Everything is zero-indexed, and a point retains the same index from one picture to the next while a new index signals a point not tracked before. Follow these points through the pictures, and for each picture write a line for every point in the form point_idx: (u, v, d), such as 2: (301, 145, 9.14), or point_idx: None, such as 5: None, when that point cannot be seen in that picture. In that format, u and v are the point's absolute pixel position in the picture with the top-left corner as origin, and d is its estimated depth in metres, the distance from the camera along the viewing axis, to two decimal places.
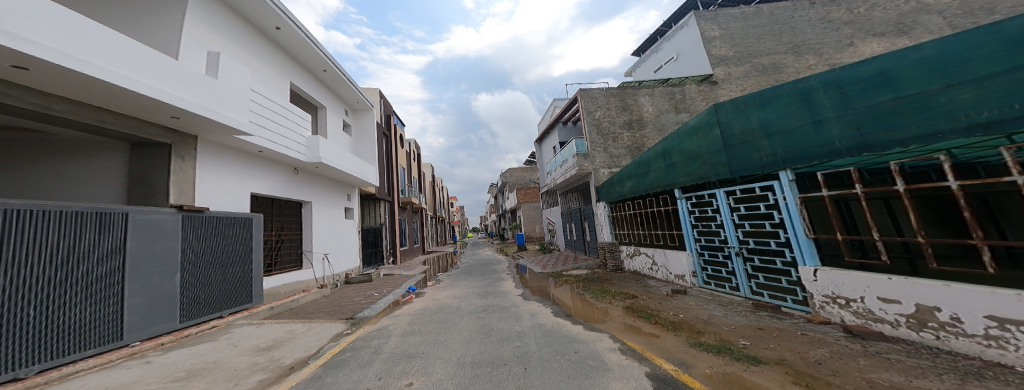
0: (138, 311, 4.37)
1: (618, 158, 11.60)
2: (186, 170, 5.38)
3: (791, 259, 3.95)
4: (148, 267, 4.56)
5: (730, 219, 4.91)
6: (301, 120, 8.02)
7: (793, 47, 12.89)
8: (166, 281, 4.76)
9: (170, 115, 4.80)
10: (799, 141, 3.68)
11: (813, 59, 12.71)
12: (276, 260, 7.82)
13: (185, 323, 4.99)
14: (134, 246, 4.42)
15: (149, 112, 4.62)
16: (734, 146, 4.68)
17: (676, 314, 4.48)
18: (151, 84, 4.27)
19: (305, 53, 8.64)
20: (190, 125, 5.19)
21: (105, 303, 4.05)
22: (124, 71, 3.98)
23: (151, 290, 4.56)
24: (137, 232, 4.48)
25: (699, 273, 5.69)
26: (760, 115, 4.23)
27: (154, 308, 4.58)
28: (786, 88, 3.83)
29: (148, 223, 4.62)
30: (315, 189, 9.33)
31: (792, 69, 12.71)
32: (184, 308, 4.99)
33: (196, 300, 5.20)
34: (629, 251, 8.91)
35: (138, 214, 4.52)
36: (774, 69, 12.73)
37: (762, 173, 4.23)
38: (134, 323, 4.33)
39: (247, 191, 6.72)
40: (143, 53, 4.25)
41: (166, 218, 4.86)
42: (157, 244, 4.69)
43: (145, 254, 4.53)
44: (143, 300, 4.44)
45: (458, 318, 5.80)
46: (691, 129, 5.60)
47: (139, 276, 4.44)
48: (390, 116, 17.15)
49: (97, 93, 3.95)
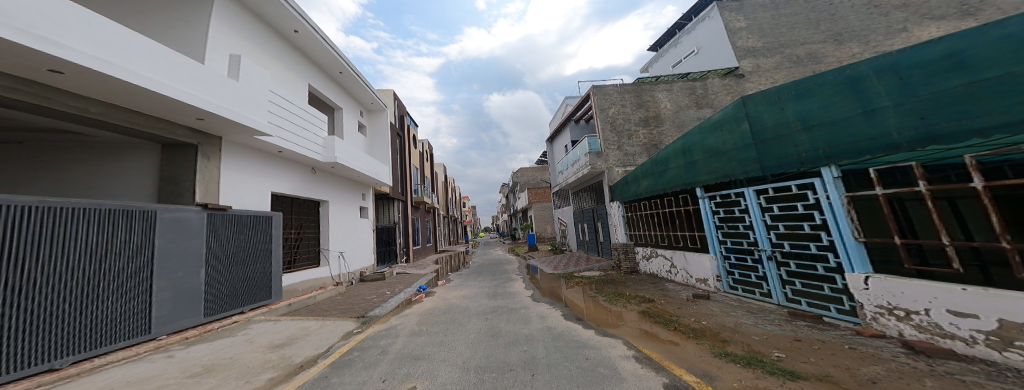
0: (164, 306, 4.38)
1: (633, 156, 11.20)
2: (211, 169, 5.43)
3: (836, 264, 3.56)
4: (174, 264, 4.57)
5: (762, 221, 4.54)
6: (319, 120, 8.07)
7: (833, 35, 12.07)
8: (192, 277, 4.76)
9: (196, 116, 4.82)
10: (847, 134, 3.31)
11: (858, 47, 11.82)
12: (295, 257, 7.90)
13: (210, 318, 5.00)
14: (161, 243, 4.42)
15: (176, 113, 4.64)
16: (766, 142, 4.32)
17: (698, 321, 4.15)
18: (175, 86, 4.25)
19: (322, 55, 8.70)
20: (212, 125, 5.18)
21: (133, 299, 4.05)
22: (150, 73, 3.98)
23: (177, 285, 4.56)
24: (164, 230, 4.49)
25: (724, 277, 5.33)
26: (797, 108, 3.87)
27: (180, 304, 4.58)
28: (828, 76, 3.47)
29: (175, 221, 4.64)
30: (332, 189, 9.41)
31: (831, 58, 11.88)
32: (209, 303, 5.00)
33: (220, 295, 5.22)
34: (646, 253, 8.54)
35: (164, 211, 4.53)
36: (810, 59, 11.98)
37: (800, 170, 3.86)
38: (162, 317, 4.35)
39: (268, 190, 6.79)
40: (169, 55, 4.25)
41: (192, 216, 4.88)
42: (183, 242, 4.69)
43: (171, 251, 4.54)
44: (170, 296, 4.46)
45: (465, 319, 5.62)
46: (717, 125, 5.24)
47: (166, 272, 4.45)
48: (403, 116, 17.28)
49: (124, 94, 3.96)
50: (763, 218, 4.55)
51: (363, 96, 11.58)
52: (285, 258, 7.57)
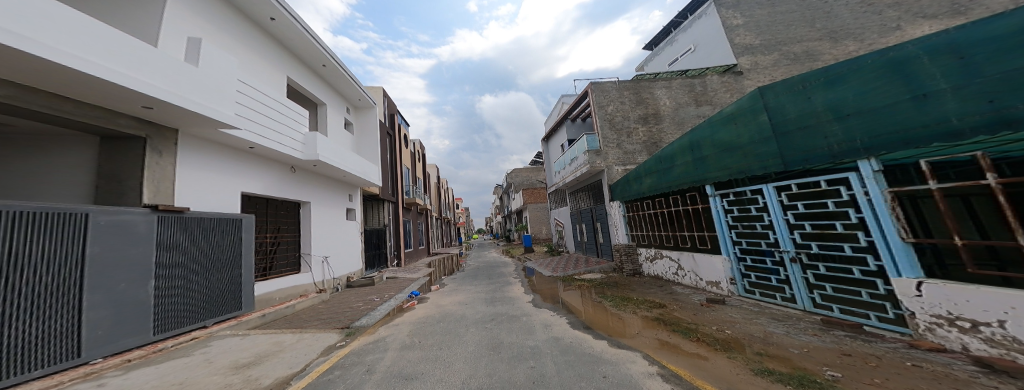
0: (101, 324, 3.80)
1: (632, 154, 10.90)
2: (164, 166, 4.83)
3: (877, 268, 3.25)
4: (113, 274, 3.99)
5: (784, 220, 4.22)
6: (298, 115, 7.52)
7: (829, 33, 12.01)
8: (137, 290, 4.19)
9: (143, 105, 4.26)
10: (891, 122, 2.97)
11: (853, 45, 11.78)
12: (273, 264, 7.31)
13: (162, 336, 4.44)
14: (96, 251, 3.85)
15: (118, 100, 4.07)
16: (789, 134, 3.99)
17: (722, 330, 3.78)
18: (114, 69, 3.69)
19: (302, 46, 8.13)
20: (163, 115, 4.59)
21: (57, 317, 3.47)
22: (81, 53, 3.42)
23: (118, 300, 3.99)
24: (102, 235, 3.92)
25: (738, 280, 5.01)
26: (826, 96, 3.55)
27: (121, 321, 3.99)
28: (867, 60, 3.14)
29: (114, 225, 4.06)
30: (314, 189, 8.79)
31: (827, 56, 11.80)
32: (159, 318, 4.43)
33: (174, 309, 4.66)
34: (649, 254, 8.21)
35: (102, 214, 3.96)
36: (807, 57, 11.90)
37: (832, 163, 3.51)
38: (97, 338, 3.77)
39: (237, 190, 6.20)
40: (105, 34, 3.69)
41: (138, 219, 4.31)
42: (125, 249, 4.12)
43: (111, 260, 3.98)
44: (107, 312, 3.88)
45: (462, 328, 5.15)
46: (731, 118, 4.92)
47: (102, 284, 3.87)
48: (394, 115, 16.68)
49: (44, 75, 3.37)
50: (785, 217, 4.23)
51: (350, 92, 11.01)
52: (261, 265, 6.98)
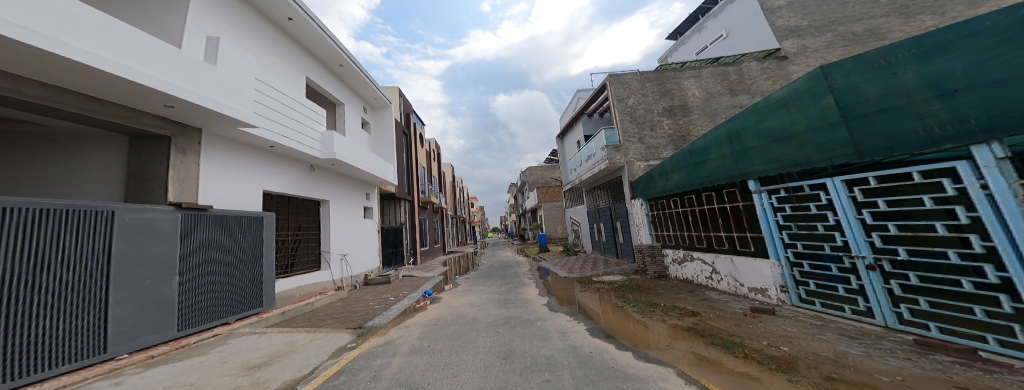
0: (126, 320, 3.63)
1: (656, 149, 10.23)
2: (189, 165, 4.66)
3: (1000, 280, 2.71)
4: (138, 272, 3.80)
5: (857, 220, 3.72)
6: (317, 113, 7.35)
7: (898, 9, 10.75)
8: (162, 287, 4.00)
9: (164, 104, 4.03)
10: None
11: (930, 20, 10.47)
12: (295, 260, 7.22)
13: (185, 332, 4.27)
14: (121, 249, 3.66)
15: (139, 99, 3.84)
16: (864, 118, 3.42)
17: (776, 346, 3.16)
18: (135, 68, 3.47)
19: (320, 45, 7.97)
20: (185, 113, 4.36)
21: (84, 313, 3.30)
22: (98, 50, 3.17)
23: (142, 297, 3.81)
24: (126, 233, 3.72)
25: (792, 288, 4.58)
26: (920, 70, 2.99)
27: (146, 316, 3.82)
28: (985, 22, 2.60)
29: (139, 223, 3.88)
30: (333, 187, 8.64)
31: (897, 34, 10.54)
32: (183, 315, 4.25)
33: (198, 305, 4.48)
34: (678, 256, 7.60)
35: (125, 212, 3.76)
36: (871, 36, 10.74)
37: (930, 151, 2.94)
38: (123, 333, 3.60)
39: (262, 188, 6.12)
40: (124, 32, 3.45)
41: (162, 217, 4.13)
42: (149, 247, 3.93)
43: (136, 257, 3.79)
44: (132, 308, 3.70)
45: (473, 333, 4.77)
46: (782, 104, 4.38)
47: (127, 281, 3.68)
48: (410, 114, 16.60)
49: (66, 74, 3.16)
50: (859, 216, 3.72)
51: (366, 91, 10.86)
52: (285, 262, 6.89)
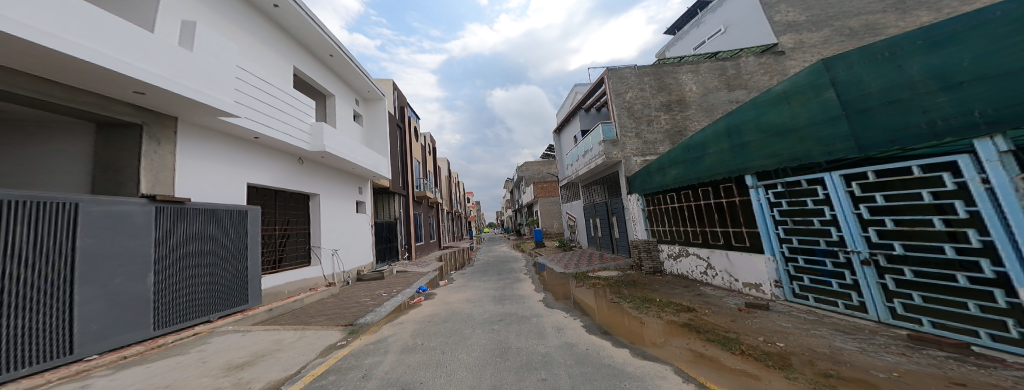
0: (96, 319, 3.48)
1: (653, 144, 10.18)
2: (164, 155, 4.48)
3: (996, 275, 2.70)
4: (108, 268, 3.64)
5: (854, 214, 3.71)
6: (305, 105, 7.15)
7: (892, 4, 10.75)
8: (136, 283, 3.85)
9: (133, 90, 3.80)
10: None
11: (927, 15, 10.41)
12: (283, 256, 7.08)
13: (163, 330, 4.13)
14: (88, 243, 3.49)
15: (105, 84, 3.61)
16: (866, 111, 3.38)
17: (772, 342, 3.13)
18: (98, 50, 3.23)
19: (308, 34, 7.75)
20: (156, 100, 4.14)
21: (49, 312, 3.15)
22: (56, 31, 2.95)
23: (114, 294, 3.65)
24: (95, 226, 3.55)
25: (785, 283, 4.59)
26: (927, 62, 2.94)
27: (117, 315, 3.67)
28: (998, 11, 2.56)
29: (109, 215, 3.70)
30: (323, 181, 8.46)
31: (891, 30, 10.56)
32: (159, 312, 4.11)
33: (176, 303, 4.33)
34: (673, 252, 7.61)
35: (94, 204, 3.58)
36: (865, 32, 10.76)
37: (931, 145, 2.91)
38: (93, 333, 3.45)
39: (246, 181, 5.96)
40: (86, 11, 3.22)
41: (135, 210, 3.96)
42: (120, 241, 3.76)
43: (105, 252, 3.62)
44: (103, 307, 3.55)
45: (468, 330, 4.71)
46: (783, 97, 4.33)
47: (96, 276, 3.52)
48: (404, 107, 16.36)
49: (21, 55, 2.93)
50: (856, 211, 3.70)
51: (358, 83, 10.63)
52: (271, 257, 6.76)
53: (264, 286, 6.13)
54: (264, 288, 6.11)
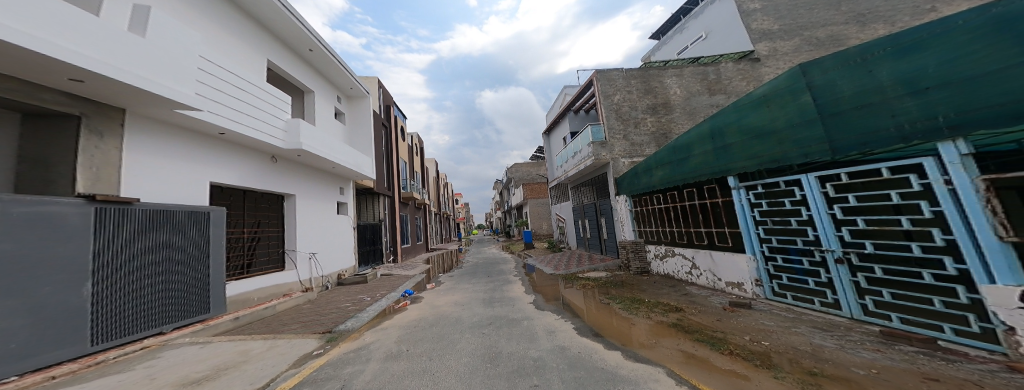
0: (17, 335, 3.02)
1: (640, 146, 10.34)
2: (107, 151, 3.98)
3: (958, 272, 2.78)
4: (33, 277, 3.18)
5: (828, 215, 3.79)
6: (277, 100, 6.81)
7: (856, 16, 11.34)
8: (67, 293, 3.40)
9: (69, 77, 3.36)
10: (993, 92, 2.44)
11: (883, 29, 11.10)
12: (253, 260, 6.74)
13: (103, 346, 3.68)
14: (8, 249, 3.04)
15: (31, 69, 3.15)
16: (840, 114, 3.50)
17: (758, 342, 3.17)
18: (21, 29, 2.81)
19: (283, 27, 7.41)
20: (101, 91, 3.71)
21: None
22: None
23: (39, 306, 3.19)
24: (17, 229, 3.10)
25: (766, 282, 4.69)
26: (895, 67, 3.05)
27: (44, 330, 3.21)
28: (958, 20, 2.63)
29: (36, 217, 3.24)
30: (300, 181, 8.14)
31: (855, 40, 11.15)
32: (100, 325, 3.66)
33: (121, 314, 3.88)
34: (660, 252, 7.71)
35: (17, 205, 3.13)
36: (832, 41, 11.29)
37: (899, 147, 3.02)
38: (14, 352, 2.99)
39: (210, 180, 5.54)
40: None
41: (69, 211, 3.50)
42: (48, 246, 3.32)
43: (29, 259, 3.17)
44: (26, 322, 3.09)
45: (456, 334, 4.62)
46: (764, 100, 4.46)
47: (17, 288, 3.06)
48: (390, 106, 16.09)
49: None
50: (830, 211, 3.81)
51: (341, 80, 10.40)
52: (239, 262, 6.43)
53: (231, 293, 5.78)
54: (230, 295, 5.76)
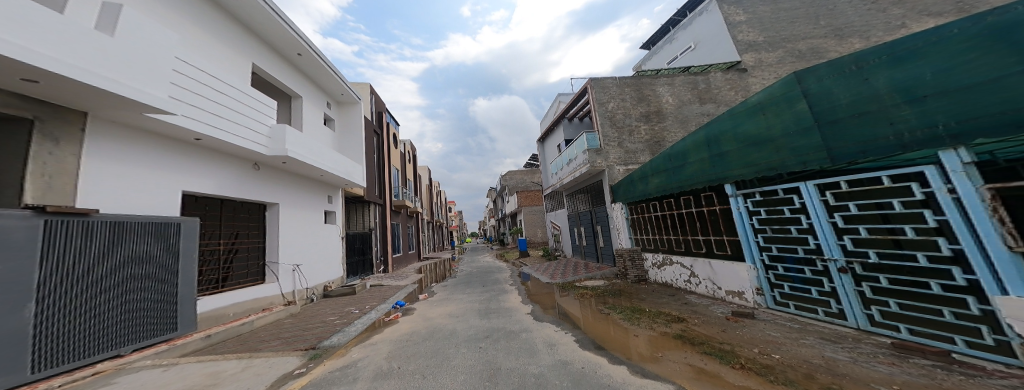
0: None
1: (635, 153, 10.37)
2: (61, 158, 3.74)
3: (967, 282, 2.76)
4: None
5: (829, 223, 3.77)
6: (260, 104, 6.59)
7: (834, 30, 11.75)
8: (9, 315, 3.09)
9: (21, 77, 3.15)
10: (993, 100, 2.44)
11: (859, 43, 11.51)
12: (229, 274, 6.46)
13: (46, 373, 3.36)
14: None
15: None
16: (837, 122, 3.49)
17: (768, 354, 3.08)
18: None
19: (269, 30, 7.23)
20: (58, 91, 3.48)
21: None
22: None
23: None
24: None
25: (766, 291, 4.63)
26: (890, 76, 3.06)
27: None
28: (953, 29, 2.65)
29: None
30: (284, 189, 7.84)
31: (833, 53, 11.53)
32: (43, 350, 3.33)
33: (69, 337, 3.56)
34: (657, 260, 7.65)
35: None
36: (813, 54, 11.62)
37: (900, 156, 3.00)
38: None
39: (182, 189, 5.26)
40: None
41: (16, 224, 3.20)
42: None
43: None
44: None
45: (451, 349, 4.41)
46: (759, 108, 4.46)
47: None
48: (382, 113, 15.90)
49: None
50: (831, 219, 3.79)
51: (330, 85, 10.20)
52: (214, 276, 6.12)
53: (203, 309, 5.42)
54: (200, 311, 5.39)
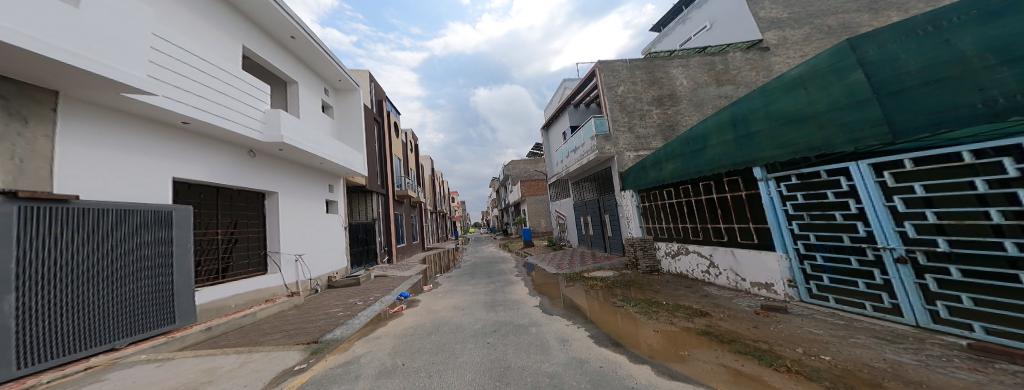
0: None
1: (645, 139, 9.87)
2: (33, 140, 3.37)
3: None
4: None
5: (885, 207, 3.32)
6: (253, 88, 6.18)
7: (867, 4, 10.97)
8: None
9: None
10: None
11: (895, 16, 10.70)
12: (230, 264, 6.18)
13: (35, 368, 3.10)
14: None
15: None
16: (902, 93, 3.03)
17: (817, 356, 2.70)
18: None
19: (260, 9, 6.73)
20: (20, 67, 3.08)
21: None
22: None
23: None
24: None
25: (800, 283, 4.25)
26: (981, 34, 2.57)
27: None
28: None
29: None
30: (281, 176, 7.44)
31: (866, 28, 10.76)
32: (30, 344, 3.06)
33: (58, 330, 3.29)
34: (671, 250, 7.26)
35: None
36: (842, 30, 10.89)
37: (995, 126, 2.52)
38: None
39: (172, 176, 4.89)
40: None
41: None
42: None
43: None
44: None
45: (457, 345, 4.09)
46: (798, 83, 4.00)
47: None
48: (382, 101, 15.41)
49: None
50: (887, 203, 3.33)
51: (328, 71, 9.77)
52: (215, 266, 5.90)
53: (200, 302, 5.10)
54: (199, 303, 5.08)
